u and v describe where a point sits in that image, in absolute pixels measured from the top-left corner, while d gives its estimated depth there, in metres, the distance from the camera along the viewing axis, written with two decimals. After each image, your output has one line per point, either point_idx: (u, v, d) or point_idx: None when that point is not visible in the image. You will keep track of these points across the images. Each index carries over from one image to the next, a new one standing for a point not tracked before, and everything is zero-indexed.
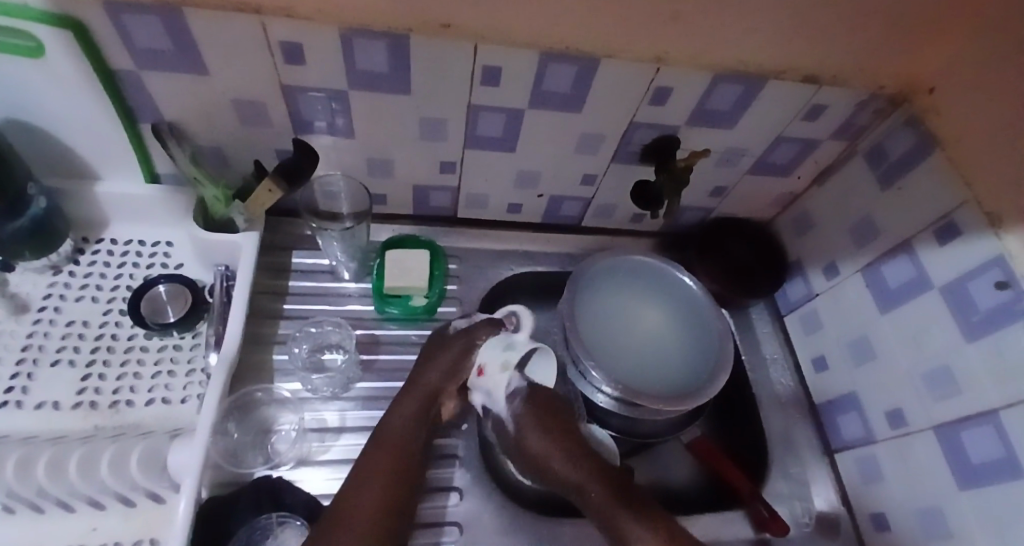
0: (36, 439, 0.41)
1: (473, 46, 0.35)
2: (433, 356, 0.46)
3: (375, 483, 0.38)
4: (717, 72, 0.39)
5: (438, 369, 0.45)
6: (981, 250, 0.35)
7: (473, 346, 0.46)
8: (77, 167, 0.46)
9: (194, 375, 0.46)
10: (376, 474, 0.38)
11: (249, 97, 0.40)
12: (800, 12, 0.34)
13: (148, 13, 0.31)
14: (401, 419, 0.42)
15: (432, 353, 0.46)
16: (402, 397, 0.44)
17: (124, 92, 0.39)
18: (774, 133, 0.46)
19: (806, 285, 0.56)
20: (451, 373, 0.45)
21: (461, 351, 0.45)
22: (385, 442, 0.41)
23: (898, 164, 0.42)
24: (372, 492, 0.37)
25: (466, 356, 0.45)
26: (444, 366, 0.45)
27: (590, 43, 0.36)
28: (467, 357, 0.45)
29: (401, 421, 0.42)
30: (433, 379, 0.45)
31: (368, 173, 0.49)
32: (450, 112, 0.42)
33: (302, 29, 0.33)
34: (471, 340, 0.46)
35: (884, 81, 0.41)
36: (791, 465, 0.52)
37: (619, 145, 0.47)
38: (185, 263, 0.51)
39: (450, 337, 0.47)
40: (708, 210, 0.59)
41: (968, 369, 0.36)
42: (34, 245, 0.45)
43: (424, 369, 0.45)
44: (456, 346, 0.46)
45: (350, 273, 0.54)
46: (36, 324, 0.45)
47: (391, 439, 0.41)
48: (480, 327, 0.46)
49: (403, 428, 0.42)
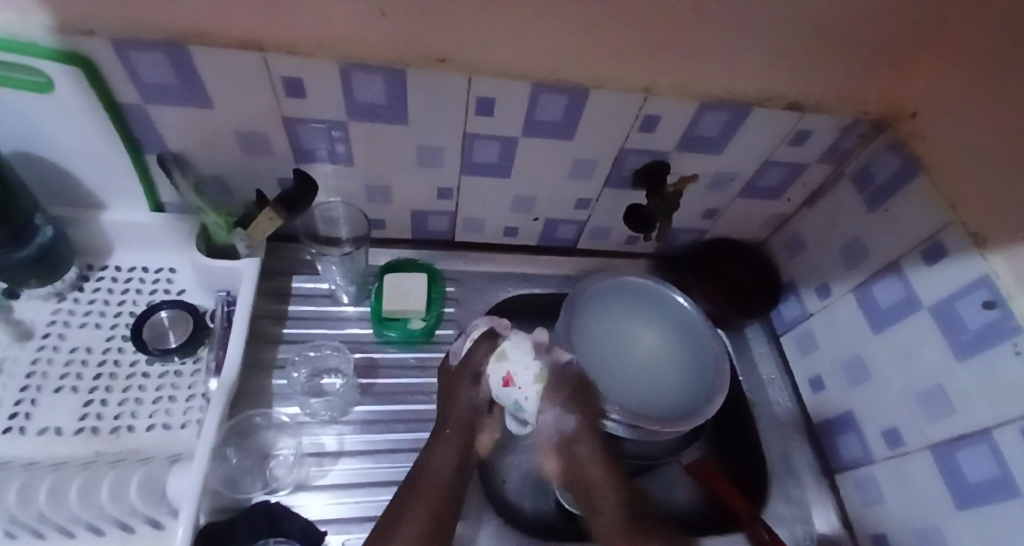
0: (37, 465, 0.41)
1: (468, 78, 0.37)
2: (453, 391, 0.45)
3: (415, 522, 0.37)
4: (704, 101, 0.40)
5: (463, 406, 0.44)
6: (966, 270, 0.35)
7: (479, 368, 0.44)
8: (84, 196, 0.47)
9: (194, 400, 0.46)
10: (417, 514, 0.37)
11: (251, 128, 0.41)
12: (780, 44, 0.36)
13: (157, 50, 0.33)
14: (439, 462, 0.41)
15: (449, 392, 0.45)
16: (435, 439, 0.42)
17: (131, 124, 0.40)
18: (762, 157, 0.47)
19: (801, 305, 0.56)
20: (477, 404, 0.44)
21: (471, 378, 0.44)
22: (427, 487, 0.39)
23: (883, 188, 0.44)
24: (415, 530, 0.36)
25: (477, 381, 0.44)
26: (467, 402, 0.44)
27: (580, 74, 0.37)
28: (475, 385, 0.44)
29: (438, 462, 0.41)
30: (462, 412, 0.44)
31: (367, 199, 0.51)
32: (446, 141, 0.43)
33: (303, 64, 0.35)
34: (476, 368, 0.44)
35: (867, 106, 0.42)
36: (790, 487, 0.52)
37: (611, 171, 0.48)
38: (187, 288, 0.52)
39: (458, 372, 0.45)
40: (701, 232, 0.60)
41: (960, 389, 0.37)
42: (40, 273, 0.46)
43: (449, 405, 0.44)
44: (464, 375, 0.44)
45: (350, 297, 0.55)
46: (40, 351, 0.46)
47: (430, 482, 0.39)
48: (479, 347, 0.44)
49: (441, 471, 0.40)
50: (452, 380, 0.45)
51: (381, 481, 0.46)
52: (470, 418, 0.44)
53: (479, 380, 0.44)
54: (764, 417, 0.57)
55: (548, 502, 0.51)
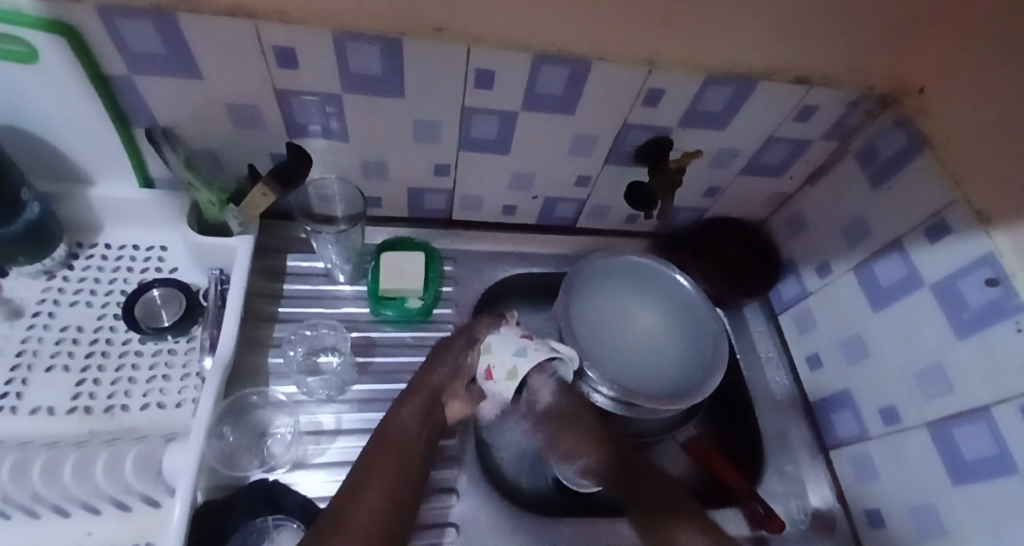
0: (31, 444, 0.40)
1: (467, 48, 0.35)
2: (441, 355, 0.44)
3: (380, 475, 0.36)
4: (709, 74, 0.39)
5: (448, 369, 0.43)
6: (970, 248, 0.35)
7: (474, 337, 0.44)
8: (71, 171, 0.46)
9: (189, 379, 0.46)
10: (382, 469, 0.37)
11: (242, 101, 0.40)
12: (791, 14, 0.34)
13: (142, 19, 0.31)
14: (405, 422, 0.40)
15: (437, 356, 0.44)
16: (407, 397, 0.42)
17: (118, 97, 0.39)
18: (766, 133, 0.47)
19: (800, 284, 0.56)
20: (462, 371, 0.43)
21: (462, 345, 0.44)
22: (390, 444, 0.38)
23: (889, 164, 0.43)
24: (379, 485, 0.35)
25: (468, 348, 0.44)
26: (452, 366, 0.43)
27: (583, 46, 0.36)
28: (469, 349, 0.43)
29: (408, 422, 0.40)
30: (443, 375, 0.43)
31: (363, 175, 0.49)
32: (444, 115, 0.42)
33: (296, 33, 0.33)
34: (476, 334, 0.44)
35: (874, 81, 0.41)
36: (786, 464, 0.53)
37: (613, 146, 0.47)
38: (180, 266, 0.51)
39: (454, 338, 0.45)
40: (702, 210, 0.59)
41: (959, 367, 0.37)
42: (28, 250, 0.44)
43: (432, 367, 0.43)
44: (459, 341, 0.44)
45: (346, 275, 0.54)
46: (30, 330, 0.45)
47: (393, 441, 0.39)
48: (481, 321, 0.46)
49: (408, 432, 0.39)
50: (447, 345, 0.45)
51: None
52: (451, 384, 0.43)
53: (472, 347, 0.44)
54: (761, 396, 0.57)
55: (545, 479, 0.51)
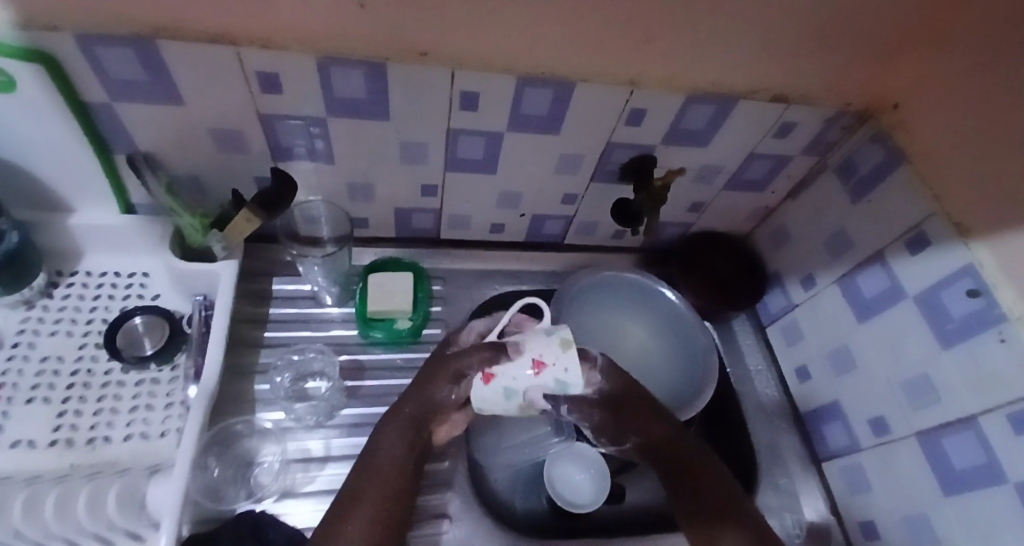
0: (9, 480, 0.39)
1: (451, 71, 0.36)
2: (424, 380, 0.38)
3: (368, 505, 0.35)
4: (690, 94, 0.40)
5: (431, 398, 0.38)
6: (951, 259, 0.36)
7: (463, 369, 0.36)
8: (51, 199, 0.45)
9: (173, 408, 0.45)
10: (367, 499, 0.35)
11: (226, 126, 0.40)
12: (767, 35, 0.35)
13: (123, 45, 0.31)
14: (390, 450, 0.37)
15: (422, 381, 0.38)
16: (389, 420, 0.38)
17: (99, 124, 0.38)
18: (748, 150, 0.47)
19: (786, 296, 0.57)
20: (446, 401, 0.38)
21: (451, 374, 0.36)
22: (376, 469, 0.36)
23: (867, 178, 0.44)
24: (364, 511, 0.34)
25: (456, 378, 0.37)
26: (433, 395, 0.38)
27: (565, 68, 0.37)
28: (454, 384, 0.37)
29: (393, 449, 0.37)
30: (427, 400, 0.38)
31: (349, 197, 0.49)
32: (429, 136, 0.42)
33: (278, 58, 0.33)
34: (461, 370, 0.36)
35: (851, 98, 0.42)
36: (779, 477, 0.53)
37: (598, 165, 0.48)
38: (163, 293, 0.50)
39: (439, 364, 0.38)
40: (687, 225, 0.60)
41: (945, 377, 0.37)
42: (6, 280, 0.44)
43: (416, 390, 0.38)
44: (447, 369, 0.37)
45: (333, 298, 0.54)
46: (8, 361, 0.44)
47: (378, 468, 0.36)
48: (472, 352, 0.35)
49: (392, 460, 0.37)
50: (433, 368, 0.38)
51: None
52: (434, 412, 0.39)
53: (458, 380, 0.37)
54: (753, 409, 0.57)
55: (540, 498, 0.51)
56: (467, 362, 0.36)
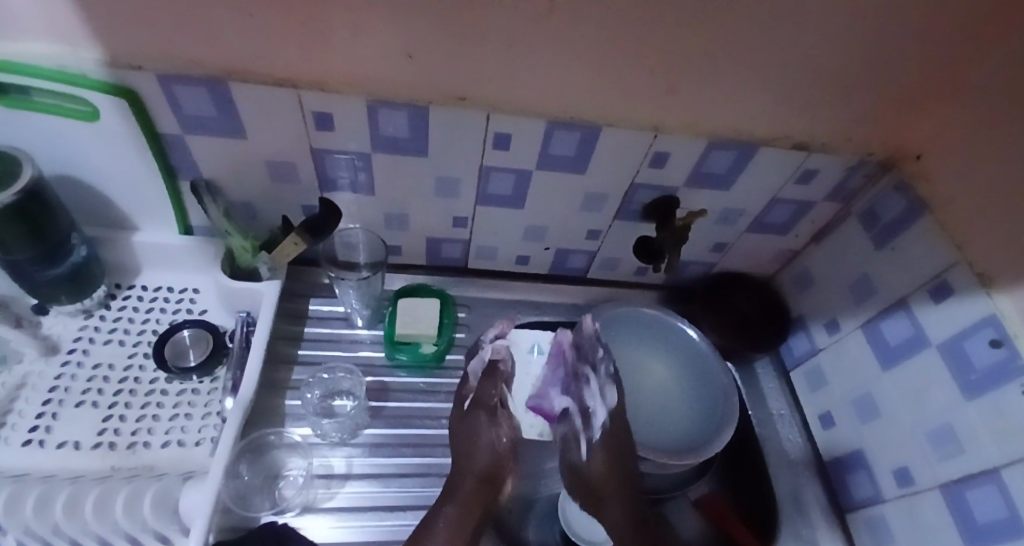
0: (54, 478, 0.42)
1: (486, 114, 0.39)
2: (467, 438, 0.46)
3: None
4: (711, 139, 0.42)
5: (484, 454, 0.45)
6: (973, 308, 0.36)
7: (490, 405, 0.47)
8: (118, 218, 0.50)
9: (210, 418, 0.47)
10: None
11: (280, 158, 0.43)
12: (784, 87, 0.38)
13: (197, 85, 0.35)
14: (447, 525, 0.40)
15: (467, 441, 0.46)
16: (448, 498, 0.42)
17: (170, 153, 0.43)
18: (770, 194, 0.49)
19: (810, 340, 0.56)
20: (497, 451, 0.45)
21: (484, 417, 0.46)
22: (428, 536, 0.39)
23: (891, 226, 0.44)
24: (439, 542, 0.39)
25: (492, 418, 0.47)
26: (488, 447, 0.45)
27: (592, 114, 0.39)
28: (495, 424, 0.46)
29: (451, 523, 0.40)
30: (479, 463, 0.44)
31: (385, 226, 0.52)
32: (464, 173, 0.45)
33: (332, 99, 0.37)
34: (492, 403, 0.47)
35: (872, 147, 0.44)
36: (801, 527, 0.51)
37: (622, 204, 0.50)
38: (209, 308, 0.54)
39: (474, 416, 0.47)
40: (710, 264, 0.61)
41: (968, 428, 0.37)
42: (70, 290, 0.48)
43: (468, 457, 0.45)
44: (480, 416, 0.46)
45: (363, 320, 0.56)
46: (64, 366, 0.48)
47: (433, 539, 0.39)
48: (485, 383, 0.48)
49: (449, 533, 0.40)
50: (468, 426, 0.46)
51: (387, 505, 0.46)
52: (493, 465, 0.45)
53: (495, 418, 0.47)
54: (775, 453, 0.56)
55: (552, 532, 0.50)
56: (493, 389, 0.48)
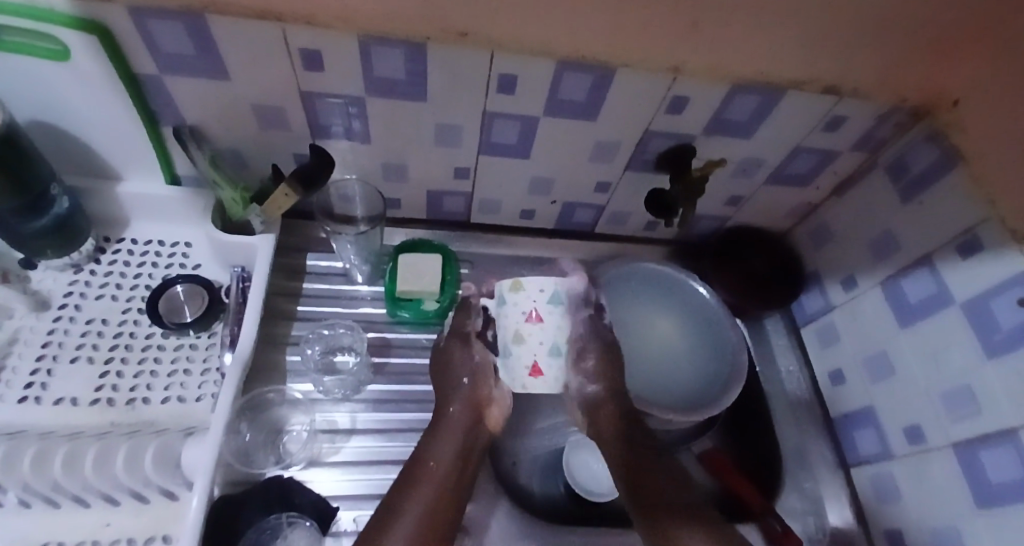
0: (54, 434, 0.41)
1: (490, 53, 0.35)
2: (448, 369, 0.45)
3: (421, 500, 0.38)
4: (735, 82, 0.39)
5: (461, 376, 0.44)
6: (1003, 267, 0.34)
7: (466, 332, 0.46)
8: (99, 167, 0.47)
9: (209, 374, 0.47)
10: (417, 500, 0.38)
11: (267, 102, 0.40)
12: (822, 26, 0.34)
13: (173, 19, 0.32)
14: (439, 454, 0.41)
15: (444, 371, 0.45)
16: (441, 432, 0.42)
17: (148, 96, 0.39)
18: (792, 143, 0.46)
19: (824, 298, 0.55)
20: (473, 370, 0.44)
21: (460, 343, 0.45)
22: (417, 481, 0.39)
23: (921, 178, 0.42)
24: (424, 489, 0.38)
25: (467, 343, 0.45)
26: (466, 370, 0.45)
27: (607, 53, 0.36)
28: (468, 347, 0.45)
29: (442, 463, 0.40)
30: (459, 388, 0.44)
31: (384, 177, 0.50)
32: (466, 119, 0.42)
33: (322, 36, 0.33)
34: (466, 329, 0.46)
35: (908, 93, 0.40)
36: (803, 480, 0.51)
37: (635, 152, 0.46)
38: (203, 263, 0.52)
39: (450, 346, 0.46)
40: (723, 219, 0.58)
41: (988, 389, 0.36)
42: (56, 243, 0.46)
43: (448, 383, 0.44)
44: (455, 346, 0.45)
45: (363, 276, 0.55)
46: (56, 321, 0.47)
47: (432, 473, 0.39)
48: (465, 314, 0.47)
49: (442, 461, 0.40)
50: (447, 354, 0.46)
51: (394, 460, 0.46)
52: (474, 390, 0.44)
53: (469, 341, 0.45)
54: (780, 410, 0.56)
55: (558, 486, 0.50)
56: (467, 318, 0.46)
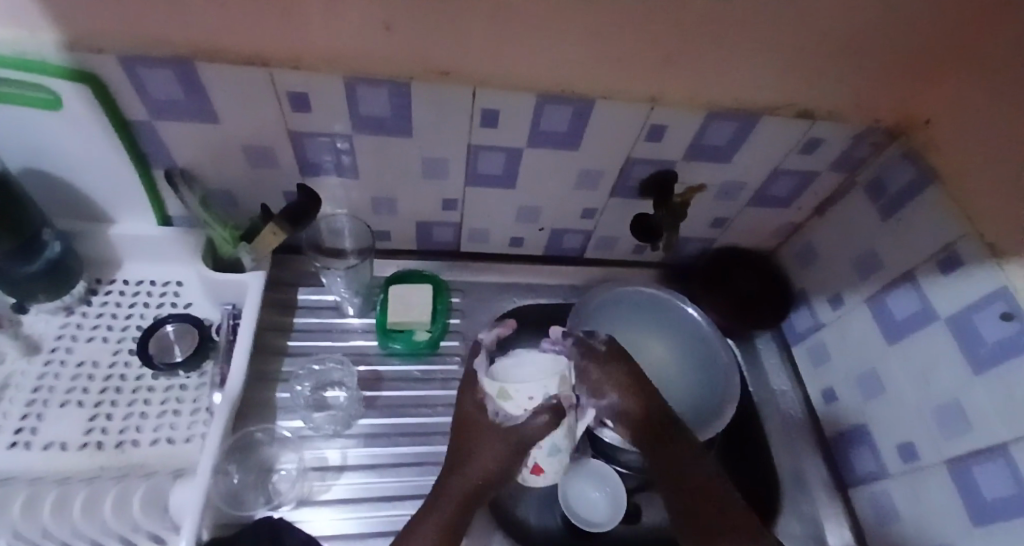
0: (43, 480, 0.41)
1: (472, 90, 0.36)
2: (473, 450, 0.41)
3: None
4: (711, 110, 0.40)
5: (486, 465, 0.40)
6: (983, 282, 0.34)
7: (521, 444, 0.39)
8: (93, 211, 0.48)
9: (198, 414, 0.46)
10: None
11: (258, 142, 0.41)
12: (790, 52, 0.35)
13: (162, 66, 0.33)
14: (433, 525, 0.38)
15: (471, 451, 0.41)
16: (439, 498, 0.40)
17: (139, 140, 0.40)
18: (771, 166, 0.47)
19: (812, 315, 0.55)
20: (499, 471, 0.40)
21: (507, 449, 0.39)
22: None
23: (898, 196, 0.43)
24: None
25: (512, 451, 0.39)
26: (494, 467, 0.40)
27: (585, 86, 0.37)
28: (511, 454, 0.40)
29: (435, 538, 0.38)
30: (477, 470, 0.40)
31: (373, 211, 0.51)
32: (451, 152, 0.43)
33: (308, 78, 0.35)
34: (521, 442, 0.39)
35: (880, 114, 0.41)
36: (802, 502, 0.51)
37: (618, 180, 0.48)
38: (194, 301, 0.52)
39: (489, 434, 0.40)
40: (710, 241, 0.59)
41: (975, 401, 0.36)
42: (49, 286, 0.46)
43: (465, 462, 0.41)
44: (498, 444, 0.39)
45: (355, 308, 0.55)
46: (47, 364, 0.46)
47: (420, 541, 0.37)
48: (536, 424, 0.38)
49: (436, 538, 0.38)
50: (476, 438, 0.41)
51: (385, 497, 0.45)
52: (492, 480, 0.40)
53: (517, 451, 0.39)
54: (777, 431, 0.55)
55: (553, 517, 0.49)
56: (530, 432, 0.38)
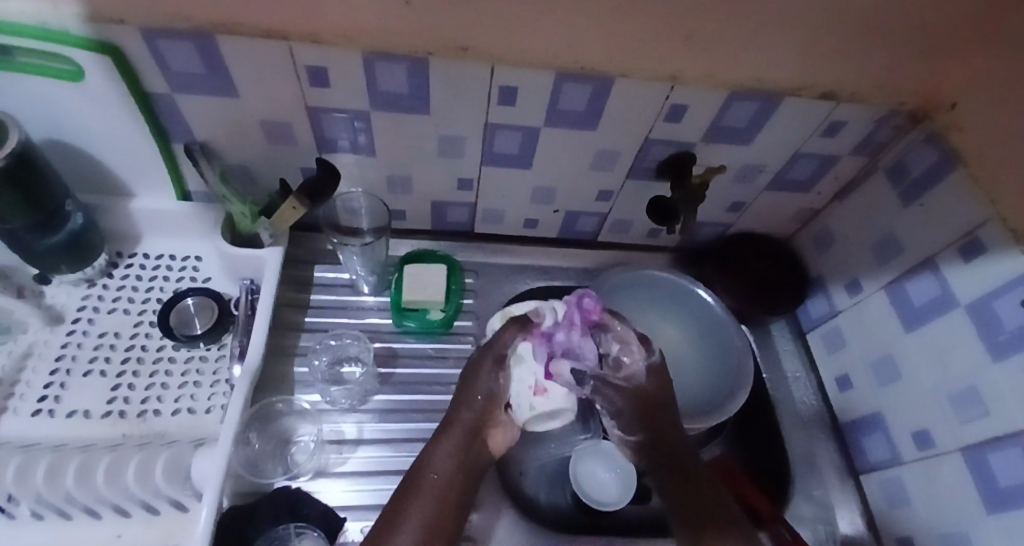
0: (66, 446, 0.42)
1: (490, 67, 0.36)
2: (468, 384, 0.40)
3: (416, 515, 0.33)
4: (733, 90, 0.39)
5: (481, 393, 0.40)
6: (1004, 267, 0.34)
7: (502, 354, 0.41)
8: (113, 185, 0.48)
9: (218, 386, 0.47)
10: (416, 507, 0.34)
11: (275, 119, 0.41)
12: (814, 30, 0.34)
13: (181, 39, 0.33)
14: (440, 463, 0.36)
15: (464, 383, 0.41)
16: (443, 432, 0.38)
17: (159, 114, 0.41)
18: (791, 149, 0.46)
19: (829, 302, 0.55)
20: (493, 394, 0.40)
21: (491, 363, 0.40)
22: (418, 483, 0.35)
23: (921, 180, 0.42)
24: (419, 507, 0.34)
25: (500, 364, 0.41)
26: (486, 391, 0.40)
27: (606, 65, 0.36)
28: (499, 370, 0.41)
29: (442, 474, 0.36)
30: (474, 402, 0.40)
31: (388, 190, 0.51)
32: (467, 131, 0.43)
33: (327, 53, 0.34)
34: (501, 349, 0.41)
35: (904, 97, 0.40)
36: (813, 486, 0.51)
37: (635, 160, 0.47)
38: (213, 276, 0.53)
39: (479, 359, 0.41)
40: (726, 226, 0.59)
41: (993, 387, 0.36)
42: (71, 258, 0.47)
43: (461, 394, 0.40)
44: (485, 364, 0.40)
45: (369, 287, 0.55)
46: (70, 335, 0.48)
47: (429, 481, 0.35)
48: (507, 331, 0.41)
49: (443, 473, 0.36)
50: (470, 371, 0.41)
51: (400, 469, 0.46)
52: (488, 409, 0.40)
53: (502, 363, 0.41)
54: (789, 417, 0.55)
55: (563, 494, 0.50)
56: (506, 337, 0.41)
